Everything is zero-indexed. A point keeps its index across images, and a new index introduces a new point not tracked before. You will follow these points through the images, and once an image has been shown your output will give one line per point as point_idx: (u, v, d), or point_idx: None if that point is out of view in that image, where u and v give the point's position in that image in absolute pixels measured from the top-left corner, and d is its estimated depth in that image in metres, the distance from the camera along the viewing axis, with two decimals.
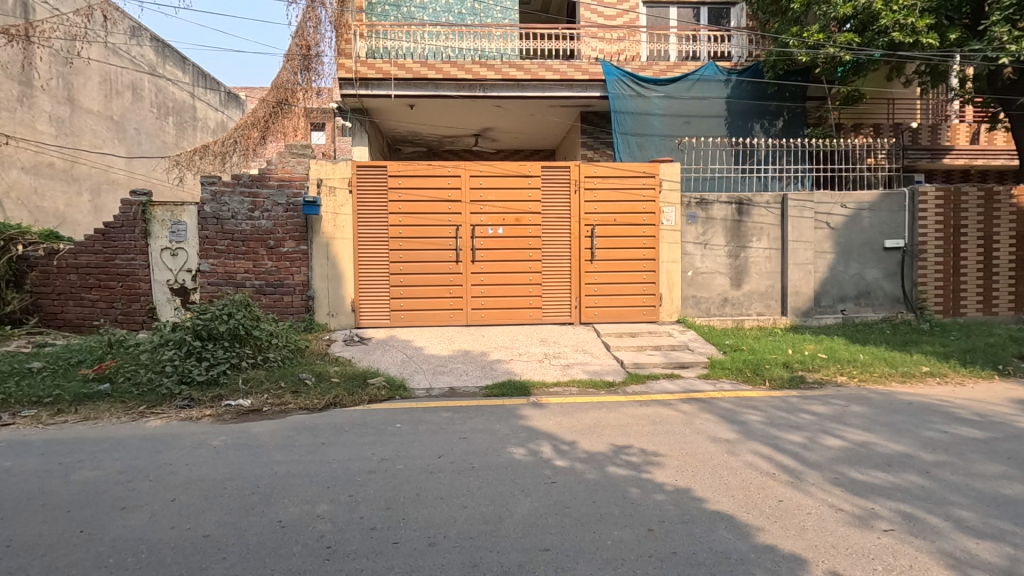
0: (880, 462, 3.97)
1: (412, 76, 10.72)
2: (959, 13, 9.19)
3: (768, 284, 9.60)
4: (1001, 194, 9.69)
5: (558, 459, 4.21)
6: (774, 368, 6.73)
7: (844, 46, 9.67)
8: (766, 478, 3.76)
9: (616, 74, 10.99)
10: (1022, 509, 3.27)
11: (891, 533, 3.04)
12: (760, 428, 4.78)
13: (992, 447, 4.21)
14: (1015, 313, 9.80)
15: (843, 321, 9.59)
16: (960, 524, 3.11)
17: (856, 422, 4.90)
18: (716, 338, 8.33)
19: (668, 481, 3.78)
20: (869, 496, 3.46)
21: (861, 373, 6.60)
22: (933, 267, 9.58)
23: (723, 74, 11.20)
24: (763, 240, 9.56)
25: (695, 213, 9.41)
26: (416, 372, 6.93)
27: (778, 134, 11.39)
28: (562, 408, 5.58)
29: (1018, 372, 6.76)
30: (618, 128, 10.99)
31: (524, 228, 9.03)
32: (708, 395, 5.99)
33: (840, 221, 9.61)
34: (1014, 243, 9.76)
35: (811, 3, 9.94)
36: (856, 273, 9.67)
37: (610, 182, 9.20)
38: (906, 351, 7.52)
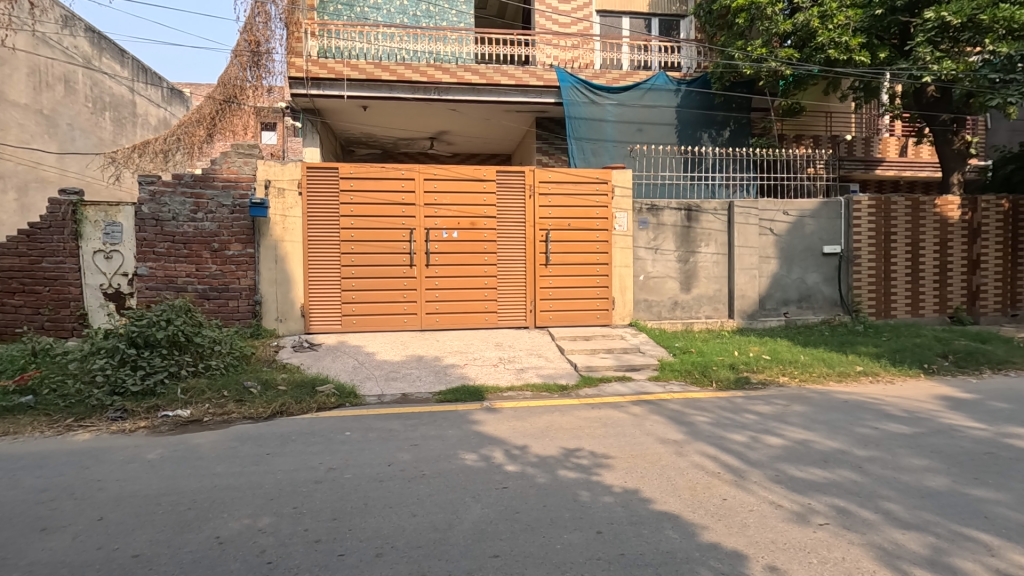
0: (817, 459, 4.15)
1: (365, 77, 10.57)
2: (888, 34, 9.81)
3: (715, 288, 9.92)
4: (927, 204, 10.37)
5: (510, 465, 4.20)
6: (720, 370, 6.94)
7: (785, 61, 10.14)
8: (711, 478, 3.86)
9: (570, 81, 11.13)
10: (943, 499, 3.49)
11: (826, 528, 3.18)
12: (706, 429, 4.92)
13: (918, 442, 4.48)
14: (939, 315, 10.48)
15: (785, 323, 10.01)
16: (889, 517, 3.28)
17: (796, 420, 5.12)
18: (666, 340, 8.56)
19: (617, 482, 3.83)
20: (807, 492, 3.61)
21: (801, 373, 6.90)
22: (867, 271, 10.13)
23: (673, 83, 11.54)
24: (711, 245, 9.88)
25: (646, 219, 9.65)
26: (368, 379, 6.79)
27: (724, 143, 11.82)
28: (515, 413, 5.58)
29: (942, 370, 7.23)
30: (573, 133, 11.14)
31: (479, 232, 9.01)
32: (658, 396, 6.12)
33: (783, 228, 10.04)
34: (938, 249, 10.45)
35: (754, 18, 10.42)
36: (798, 278, 10.12)
37: (564, 187, 9.30)
38: (843, 351, 7.91)
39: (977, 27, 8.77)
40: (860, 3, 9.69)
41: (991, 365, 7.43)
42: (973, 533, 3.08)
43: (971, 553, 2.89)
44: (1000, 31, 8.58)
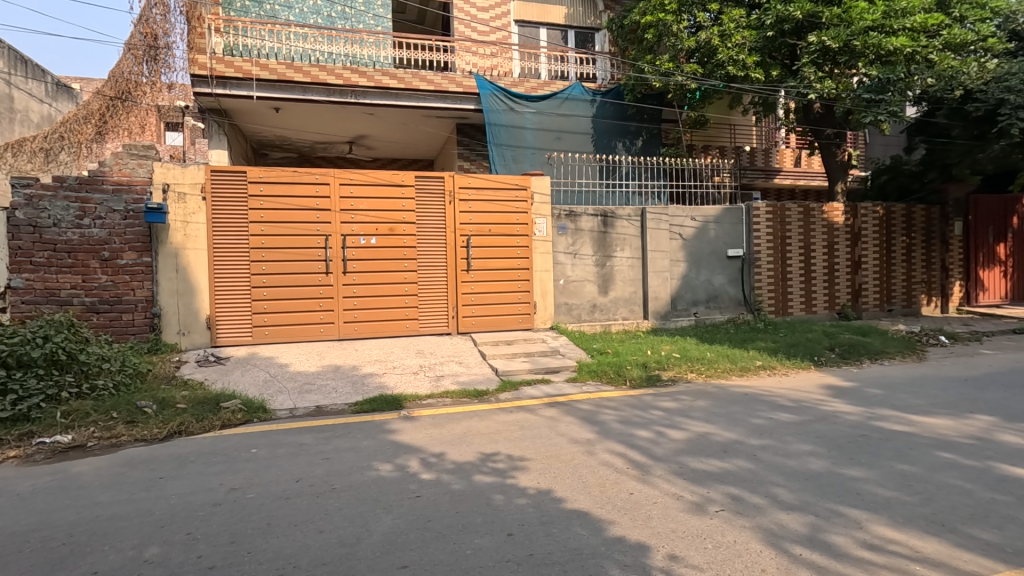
0: (715, 450, 4.43)
1: (276, 77, 10.12)
2: (779, 54, 10.64)
3: (631, 290, 10.34)
4: (816, 210, 11.36)
5: (425, 473, 4.15)
6: (633, 369, 7.25)
7: (690, 76, 10.80)
8: (619, 474, 4.02)
9: (489, 89, 11.23)
10: (823, 480, 3.82)
11: (721, 515, 3.38)
12: (616, 427, 5.11)
13: (803, 429, 4.88)
14: (829, 312, 11.49)
15: (696, 323, 10.60)
16: (776, 500, 3.55)
17: (699, 414, 5.43)
18: (584, 342, 8.83)
19: (530, 484, 3.89)
20: (706, 483, 3.83)
21: (707, 369, 7.34)
22: (767, 272, 10.96)
23: (589, 94, 11.97)
24: (625, 250, 10.28)
25: (564, 225, 9.90)
26: (280, 393, 6.47)
27: (637, 152, 12.38)
28: (433, 420, 5.53)
29: (829, 362, 7.93)
30: (493, 140, 11.25)
31: (398, 238, 8.87)
32: (573, 398, 6.27)
33: (690, 233, 10.64)
34: (826, 251, 11.46)
35: (661, 34, 10.99)
36: (706, 279, 10.76)
37: (484, 194, 9.36)
38: (745, 347, 8.49)
39: (853, 51, 9.74)
40: (754, 25, 10.43)
41: (869, 356, 8.26)
42: (846, 510, 3.39)
43: (843, 528, 3.17)
44: (870, 57, 9.61)
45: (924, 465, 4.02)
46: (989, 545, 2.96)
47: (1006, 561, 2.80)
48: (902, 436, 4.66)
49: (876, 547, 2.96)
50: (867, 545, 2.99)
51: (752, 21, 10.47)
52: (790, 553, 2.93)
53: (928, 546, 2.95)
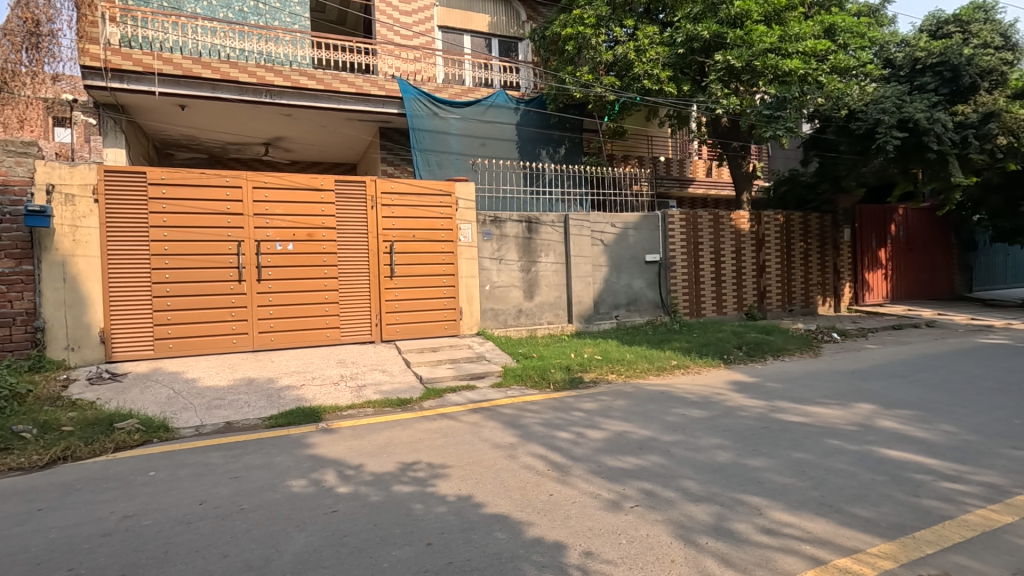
0: (631, 448, 4.60)
1: (181, 73, 9.48)
2: (689, 70, 11.22)
3: (556, 295, 10.55)
4: (725, 218, 12.12)
5: (342, 486, 4.01)
6: (557, 372, 7.40)
7: (609, 88, 11.20)
8: (539, 476, 4.07)
9: (412, 93, 11.10)
10: (728, 472, 4.06)
11: (635, 510, 3.50)
12: (538, 430, 5.19)
13: (712, 424, 5.17)
14: (738, 312, 12.27)
15: (617, 325, 10.97)
16: (685, 493, 3.73)
17: (617, 413, 5.62)
18: (510, 347, 8.90)
19: (451, 491, 3.86)
20: (622, 480, 3.97)
21: (626, 370, 7.62)
22: (681, 276, 11.58)
23: (513, 102, 12.15)
24: (550, 255, 10.48)
25: (489, 231, 9.95)
26: (185, 410, 6.02)
27: (560, 160, 12.74)
28: (354, 431, 5.36)
29: (736, 360, 8.48)
30: (417, 145, 11.15)
31: (317, 244, 8.55)
32: (497, 402, 6.30)
33: (611, 239, 11.02)
34: (735, 256, 12.25)
35: (581, 47, 11.38)
36: (626, 283, 11.17)
37: (408, 199, 9.22)
38: (662, 348, 8.89)
39: (754, 70, 10.45)
40: (667, 42, 11.01)
41: (772, 353, 8.89)
42: (747, 498, 3.62)
43: (745, 516, 3.37)
44: (769, 76, 10.40)
45: (816, 452, 4.37)
46: (868, 521, 3.25)
47: (882, 536, 3.09)
48: (797, 426, 5.05)
49: (773, 531, 3.18)
50: (765, 530, 3.20)
51: (665, 38, 11.03)
52: (697, 543, 3.08)
53: (817, 527, 3.21)
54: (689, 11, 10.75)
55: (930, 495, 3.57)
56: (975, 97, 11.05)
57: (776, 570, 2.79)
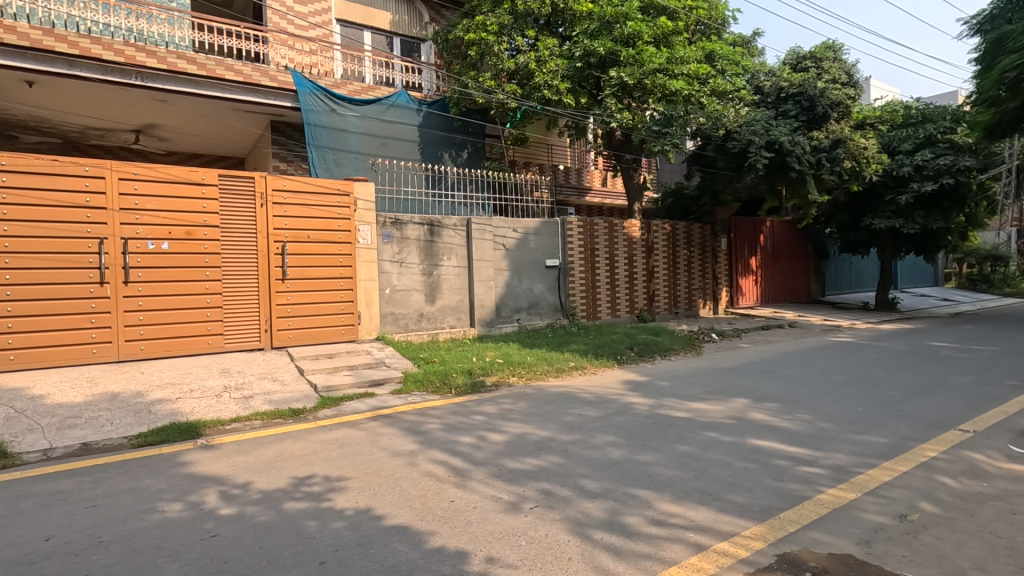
0: (531, 449, 4.68)
1: (29, 44, 8.27)
2: (586, 84, 11.70)
3: (458, 299, 10.51)
4: (619, 226, 12.78)
5: (224, 508, 3.69)
6: (458, 376, 7.37)
7: (511, 95, 11.39)
8: (440, 483, 4.02)
9: (307, 86, 10.55)
10: (621, 467, 4.27)
11: (534, 511, 3.56)
12: (439, 435, 5.12)
13: (607, 422, 5.40)
14: (630, 315, 12.98)
15: (518, 329, 11.15)
16: (583, 491, 3.86)
17: (517, 416, 5.70)
18: (412, 351, 8.73)
19: (348, 505, 3.69)
20: (522, 482, 4.02)
21: (526, 373, 7.77)
22: (579, 280, 12.05)
23: (415, 103, 12.02)
24: (452, 258, 10.44)
25: (389, 233, 9.70)
26: (30, 432, 5.23)
27: (463, 164, 12.79)
28: (238, 446, 4.95)
29: (629, 360, 8.95)
30: (313, 141, 10.62)
31: (197, 243, 7.84)
32: (397, 409, 6.13)
33: (513, 243, 11.21)
34: (628, 261, 12.96)
35: (484, 53, 11.52)
36: (527, 287, 11.41)
37: (302, 197, 8.72)
38: (561, 350, 9.16)
39: (645, 88, 11.15)
40: (566, 55, 11.41)
41: (660, 353, 9.49)
42: (639, 492, 3.82)
43: (637, 509, 3.56)
44: (657, 94, 11.17)
45: (698, 445, 4.72)
46: (742, 507, 3.57)
47: (754, 519, 3.40)
48: (682, 421, 5.42)
49: (661, 522, 3.38)
50: (655, 521, 3.39)
51: (564, 51, 11.44)
52: (592, 538, 3.20)
53: (700, 515, 3.46)
54: (587, 26, 11.25)
55: (793, 479, 4.00)
56: (826, 125, 12.62)
57: (664, 559, 2.97)
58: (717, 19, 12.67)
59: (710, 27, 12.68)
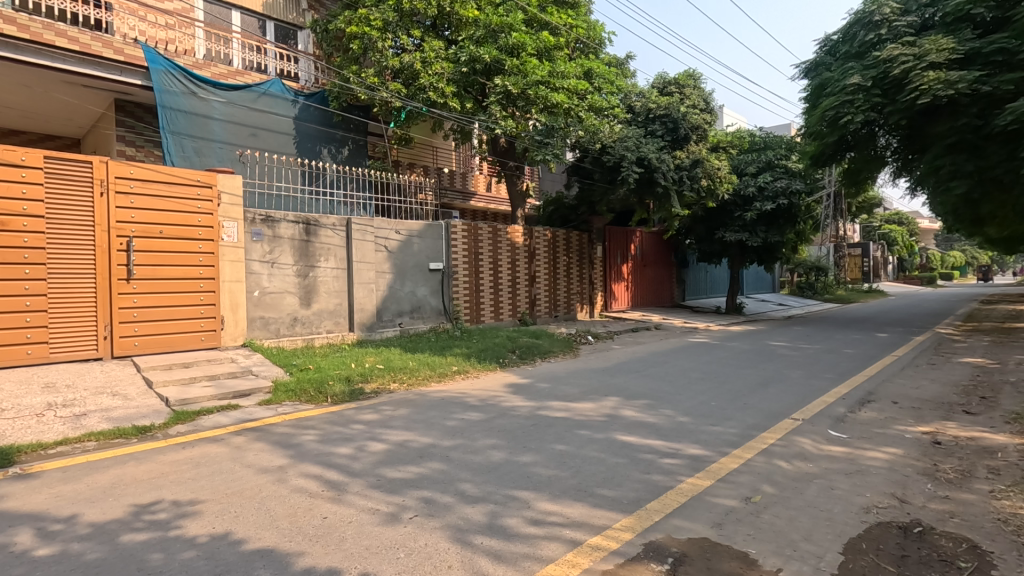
0: (411, 457, 4.57)
1: None
2: (471, 89, 11.78)
3: (336, 302, 10.01)
4: (503, 231, 13.01)
5: (42, 548, 3.13)
6: (336, 384, 6.99)
7: (395, 94, 11.12)
8: (312, 499, 3.77)
9: (161, 64, 9.45)
10: (501, 470, 4.31)
11: (413, 520, 3.47)
12: (312, 447, 4.81)
13: (489, 425, 5.45)
14: (512, 319, 13.26)
15: (400, 333, 10.88)
16: (463, 496, 3.84)
17: (398, 423, 5.54)
18: (283, 358, 8.14)
19: (203, 531, 3.32)
20: (401, 491, 3.90)
21: (408, 378, 7.60)
22: (463, 284, 12.06)
23: (290, 93, 11.31)
24: (329, 260, 9.92)
25: (260, 230, 8.97)
26: None
27: (343, 161, 12.39)
28: (64, 474, 4.25)
29: (511, 363, 9.12)
30: (168, 126, 9.53)
31: (13, 235, 6.61)
32: (266, 421, 5.66)
33: (395, 246, 10.91)
34: (511, 266, 13.23)
35: (367, 48, 11.16)
36: (410, 291, 11.17)
37: (153, 188, 7.75)
38: (444, 355, 9.08)
39: (528, 98, 11.49)
40: (451, 58, 11.39)
41: (540, 355, 9.81)
42: (518, 493, 3.88)
43: (516, 510, 3.61)
44: (540, 105, 11.55)
45: (574, 443, 4.92)
46: (613, 500, 3.77)
47: (624, 511, 3.60)
48: (560, 421, 5.63)
49: (539, 522, 3.46)
50: (533, 521, 3.47)
51: (450, 55, 11.40)
52: (472, 544, 3.18)
53: (575, 512, 3.59)
54: (473, 32, 11.30)
55: (657, 471, 4.31)
56: (687, 146, 13.89)
57: (541, 558, 3.04)
58: (594, 39, 13.41)
59: (588, 47, 13.37)
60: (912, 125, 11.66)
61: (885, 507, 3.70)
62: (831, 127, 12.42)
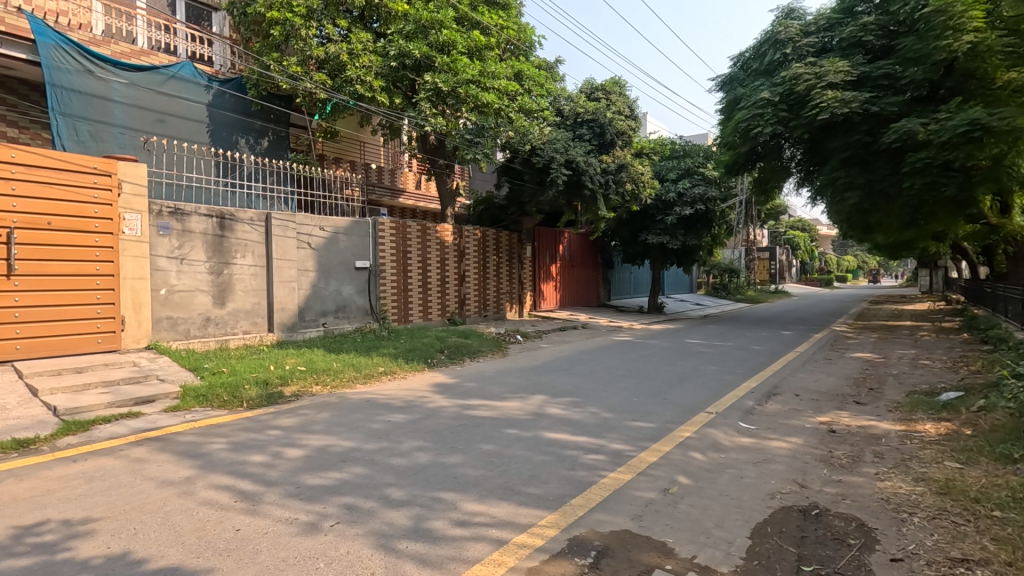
0: (332, 462, 4.40)
1: None
2: (400, 84, 11.55)
3: (253, 301, 9.47)
4: (432, 230, 12.86)
5: None
6: (251, 388, 6.62)
7: (319, 85, 10.69)
8: (223, 511, 3.54)
9: (52, 38, 8.54)
10: (427, 472, 4.25)
11: (335, 529, 3.34)
12: (224, 456, 4.52)
13: (414, 427, 5.35)
14: (442, 318, 13.14)
15: (324, 333, 10.48)
16: (387, 500, 3.74)
17: (318, 427, 5.32)
18: (193, 361, 7.61)
19: (96, 552, 3.03)
20: (322, 498, 3.75)
21: (331, 380, 7.33)
22: (391, 283, 11.79)
23: (203, 78, 10.62)
24: (247, 256, 9.37)
25: (167, 224, 8.33)
26: None
27: (263, 152, 11.74)
28: None
29: (439, 363, 9.03)
30: (59, 107, 8.64)
31: None
32: (171, 430, 5.26)
33: (319, 243, 10.50)
34: (440, 265, 13.10)
35: (289, 35, 10.70)
36: (335, 290, 10.79)
37: (41, 174, 6.99)
38: (371, 355, 8.84)
39: (458, 97, 11.42)
40: (380, 52, 11.11)
41: (469, 354, 9.78)
42: (444, 495, 3.84)
43: (442, 512, 3.57)
44: (470, 104, 11.51)
45: (501, 443, 4.93)
46: (538, 498, 3.82)
47: (549, 508, 3.66)
48: (487, 420, 5.63)
49: (465, 523, 3.44)
50: (459, 522, 3.44)
51: (379, 48, 11.12)
52: (396, 549, 3.11)
53: (501, 511, 3.60)
54: (402, 26, 11.07)
55: (581, 467, 4.41)
56: (613, 151, 14.34)
57: (467, 559, 3.02)
58: (525, 42, 13.53)
59: (519, 49, 13.49)
60: (813, 139, 12.67)
61: (787, 492, 3.99)
62: (743, 138, 13.25)
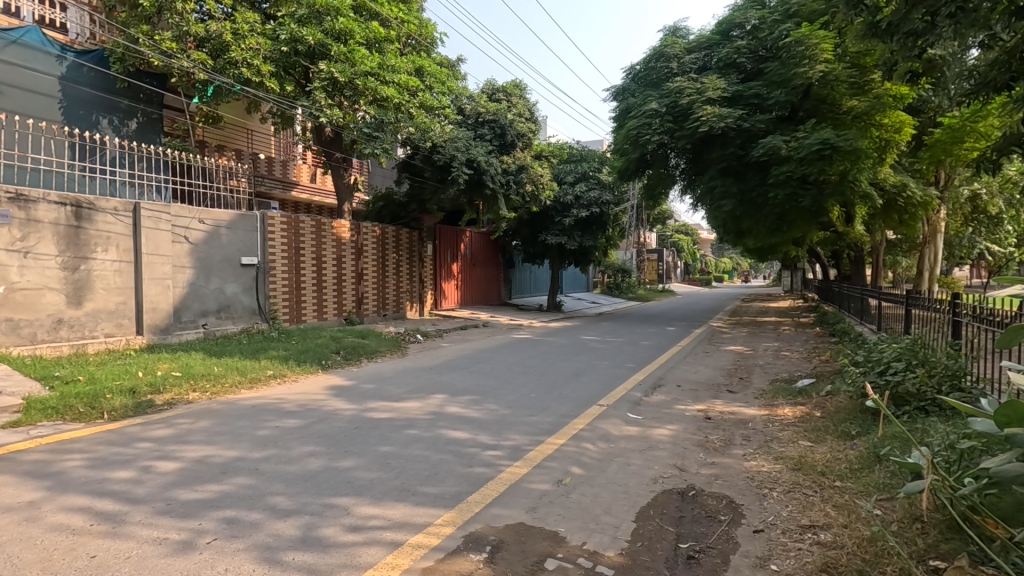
0: (211, 474, 4.06)
1: None
2: (293, 71, 10.87)
3: (118, 301, 8.45)
4: (327, 226, 12.28)
5: None
6: (115, 397, 5.93)
7: (198, 64, 9.80)
8: (77, 536, 3.14)
9: None
10: (319, 478, 4.06)
11: (212, 545, 3.09)
12: (79, 475, 4.01)
13: (305, 432, 5.08)
14: (337, 318, 12.59)
15: (203, 335, 9.63)
16: (273, 510, 3.53)
17: (196, 437, 4.89)
18: (42, 369, 6.67)
19: None
20: (198, 514, 3.45)
21: (212, 386, 6.75)
22: (281, 281, 11.11)
23: (55, 47, 9.41)
24: (109, 250, 8.35)
25: (6, 211, 7.22)
26: None
27: (130, 135, 10.65)
28: None
29: (334, 364, 8.65)
30: None
31: None
32: (11, 448, 4.56)
33: (198, 236, 9.64)
34: (336, 262, 12.56)
35: (162, 8, 9.76)
36: (216, 288, 9.95)
37: None
38: (257, 358, 8.27)
39: (355, 90, 11.01)
40: (269, 35, 10.47)
41: (366, 355, 9.46)
42: (336, 501, 3.69)
43: (333, 519, 3.42)
44: (368, 97, 11.08)
45: (398, 444, 4.84)
46: (435, 497, 3.80)
47: (445, 506, 3.65)
48: (385, 422, 5.49)
49: (358, 527, 3.33)
50: (352, 528, 3.33)
51: (268, 31, 10.46)
52: (282, 561, 2.94)
53: (397, 513, 3.53)
54: (294, 10, 10.51)
55: (479, 464, 4.44)
56: (513, 152, 14.58)
57: (359, 565, 2.93)
58: (426, 38, 13.39)
59: (420, 44, 13.29)
60: (695, 150, 13.73)
61: (669, 476, 4.29)
62: (634, 146, 14.01)
